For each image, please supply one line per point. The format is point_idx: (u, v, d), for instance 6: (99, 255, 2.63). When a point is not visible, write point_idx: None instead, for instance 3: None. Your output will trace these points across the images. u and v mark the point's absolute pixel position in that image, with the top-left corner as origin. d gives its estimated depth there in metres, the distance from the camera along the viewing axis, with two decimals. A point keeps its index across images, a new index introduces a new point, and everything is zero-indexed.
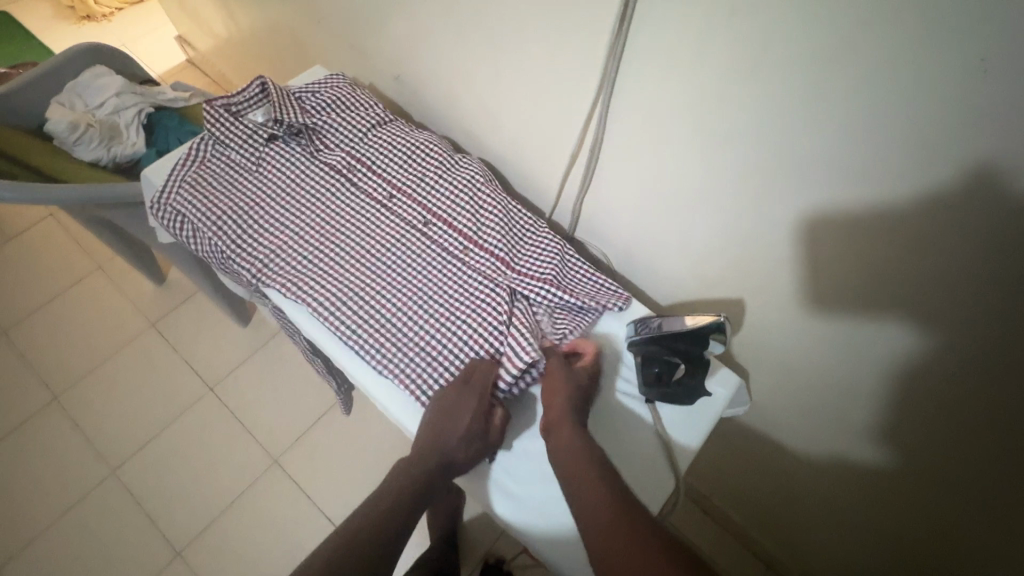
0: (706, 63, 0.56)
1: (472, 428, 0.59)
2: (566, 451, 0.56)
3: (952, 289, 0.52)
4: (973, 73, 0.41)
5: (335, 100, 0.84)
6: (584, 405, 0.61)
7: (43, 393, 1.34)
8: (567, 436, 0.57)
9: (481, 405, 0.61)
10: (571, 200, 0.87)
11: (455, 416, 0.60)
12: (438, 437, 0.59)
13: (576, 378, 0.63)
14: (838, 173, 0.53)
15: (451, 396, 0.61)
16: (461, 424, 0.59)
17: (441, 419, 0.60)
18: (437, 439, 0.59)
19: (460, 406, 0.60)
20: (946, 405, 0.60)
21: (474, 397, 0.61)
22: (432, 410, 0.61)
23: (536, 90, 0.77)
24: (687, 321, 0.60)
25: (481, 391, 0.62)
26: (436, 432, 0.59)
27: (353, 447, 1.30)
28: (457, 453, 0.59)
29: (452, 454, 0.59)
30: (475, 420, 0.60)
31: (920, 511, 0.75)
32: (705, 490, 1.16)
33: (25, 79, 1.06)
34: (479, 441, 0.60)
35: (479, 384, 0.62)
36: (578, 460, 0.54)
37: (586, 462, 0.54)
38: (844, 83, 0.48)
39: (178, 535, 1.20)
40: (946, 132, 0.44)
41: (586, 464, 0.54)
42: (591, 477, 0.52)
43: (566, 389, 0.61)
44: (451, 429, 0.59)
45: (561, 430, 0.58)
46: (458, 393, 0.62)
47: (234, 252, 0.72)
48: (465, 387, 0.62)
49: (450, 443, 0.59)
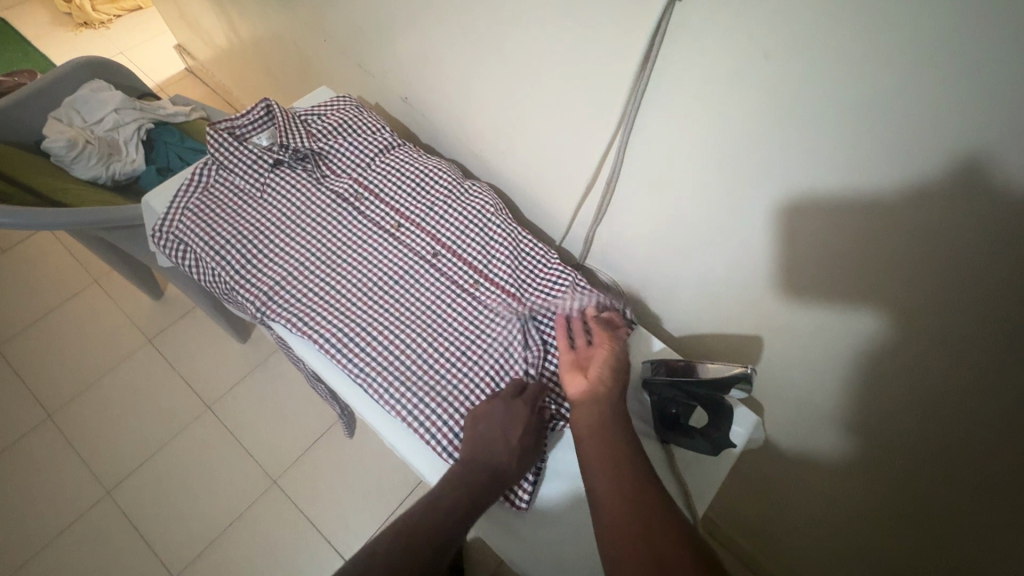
0: (729, 103, 0.54)
1: (523, 441, 0.59)
2: (587, 422, 0.53)
3: (981, 344, 0.50)
4: (1014, 133, 0.39)
5: (341, 123, 0.82)
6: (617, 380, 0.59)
7: (37, 411, 1.31)
8: (591, 406, 0.54)
9: (528, 414, 0.60)
10: (583, 227, 0.85)
11: (508, 427, 0.59)
12: (492, 447, 0.58)
13: (607, 354, 0.61)
14: (866, 221, 0.51)
15: (503, 406, 0.61)
16: (516, 434, 0.58)
17: (492, 430, 0.59)
18: (489, 448, 0.58)
19: (512, 418, 0.60)
20: (969, 454, 0.58)
21: (525, 407, 0.61)
22: (481, 421, 0.60)
23: (549, 118, 0.76)
24: (709, 368, 0.57)
25: (531, 403, 0.62)
26: (489, 442, 0.58)
27: (352, 468, 1.28)
28: (511, 465, 0.57)
29: (506, 463, 0.57)
30: (528, 432, 0.59)
31: (930, 555, 0.73)
32: (711, 516, 1.14)
33: (22, 95, 1.04)
34: (528, 455, 0.59)
35: (528, 396, 0.62)
36: (608, 431, 0.51)
37: (604, 433, 0.51)
38: (878, 135, 0.46)
39: (174, 559, 1.17)
40: (986, 189, 0.42)
41: (603, 435, 0.51)
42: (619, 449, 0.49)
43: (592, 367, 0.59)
44: (505, 437, 0.58)
45: (585, 402, 0.55)
46: (510, 403, 0.61)
47: (239, 283, 0.70)
48: (515, 399, 0.62)
49: (504, 454, 0.57)
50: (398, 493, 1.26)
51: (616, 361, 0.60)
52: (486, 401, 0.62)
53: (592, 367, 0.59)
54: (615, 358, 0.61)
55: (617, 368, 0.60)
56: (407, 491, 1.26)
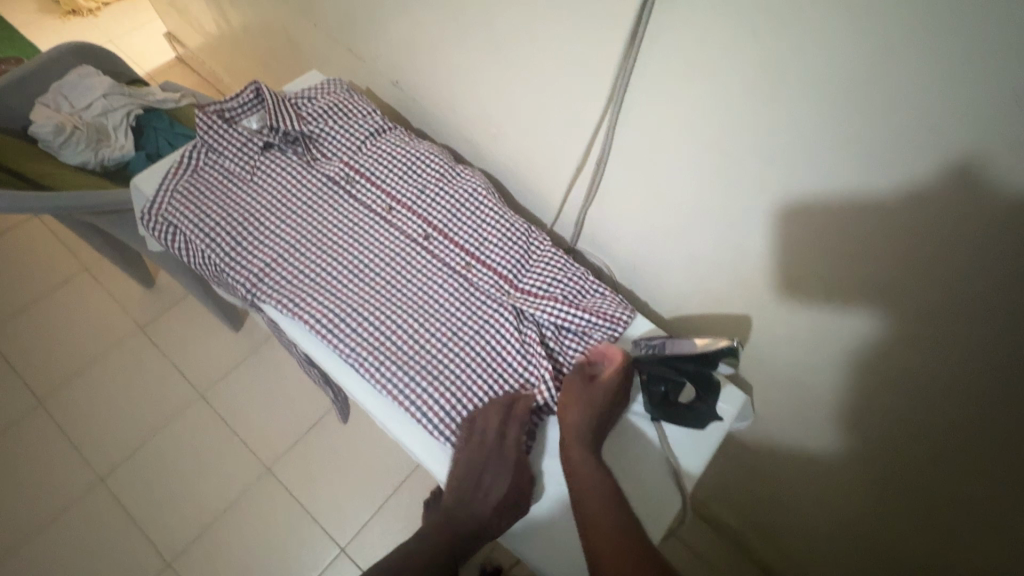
0: (718, 81, 0.54)
1: (507, 499, 0.58)
2: (583, 503, 0.53)
3: (962, 318, 0.51)
4: (996, 104, 0.39)
5: (331, 107, 0.81)
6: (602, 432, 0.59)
7: (28, 399, 1.31)
8: (584, 480, 0.54)
9: (513, 472, 0.58)
10: (574, 210, 0.86)
11: (492, 488, 0.57)
12: (474, 505, 0.57)
13: (589, 400, 0.59)
14: (852, 197, 0.52)
15: (488, 462, 0.58)
16: (497, 496, 0.57)
17: (475, 488, 0.57)
18: (470, 507, 0.57)
19: (496, 475, 0.58)
20: (953, 430, 0.59)
21: (510, 467, 0.58)
22: (464, 475, 0.58)
23: (539, 99, 0.76)
24: (696, 344, 0.60)
25: (516, 455, 0.59)
26: (470, 501, 0.57)
27: (346, 455, 1.28)
28: (493, 525, 0.57)
29: (487, 524, 0.57)
30: (512, 491, 0.58)
31: (918, 532, 0.75)
32: (704, 497, 1.16)
33: (8, 79, 1.03)
34: (512, 508, 0.58)
35: (512, 451, 0.59)
36: (590, 486, 0.53)
37: (591, 497, 0.53)
38: (862, 111, 0.46)
39: (169, 544, 1.18)
40: (965, 164, 0.43)
41: (601, 514, 0.51)
42: (602, 504, 0.52)
43: (573, 425, 0.58)
44: (487, 498, 0.57)
45: (577, 476, 0.55)
46: (495, 458, 0.58)
47: (228, 265, 0.70)
48: (500, 455, 0.59)
49: (486, 513, 0.57)
50: (393, 479, 1.26)
51: (598, 407, 0.59)
52: (467, 453, 0.59)
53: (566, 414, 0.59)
54: (598, 404, 0.59)
55: (599, 415, 0.59)
56: (402, 477, 1.27)
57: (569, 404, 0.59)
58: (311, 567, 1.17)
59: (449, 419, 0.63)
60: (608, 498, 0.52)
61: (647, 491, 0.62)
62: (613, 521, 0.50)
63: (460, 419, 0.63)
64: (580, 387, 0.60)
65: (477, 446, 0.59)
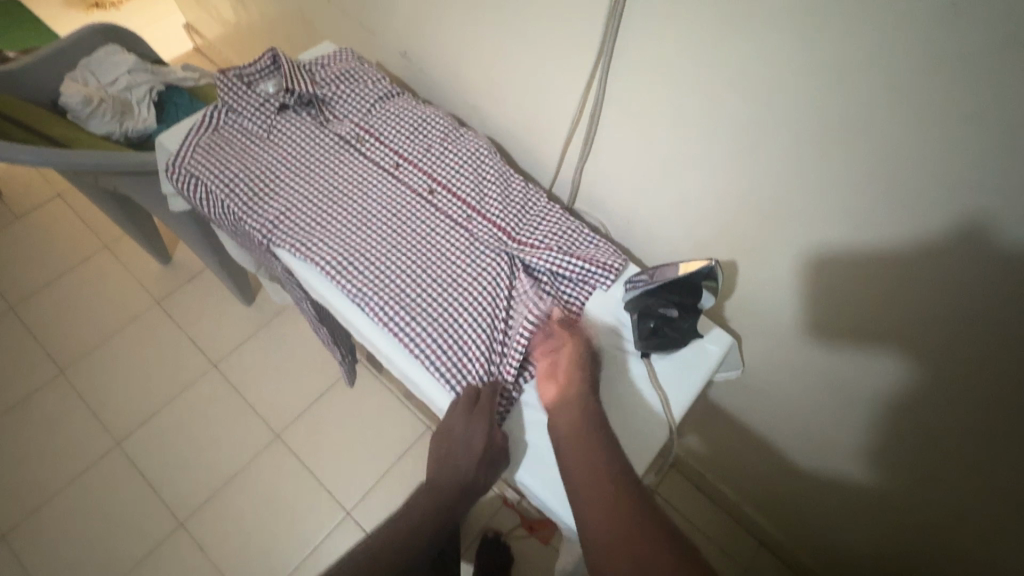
0: (702, 27, 0.58)
1: (486, 454, 0.60)
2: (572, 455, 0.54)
3: (932, 238, 0.54)
4: (946, 25, 0.43)
5: (343, 72, 0.86)
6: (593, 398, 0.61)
7: (51, 367, 1.37)
8: (577, 433, 0.56)
9: (488, 428, 0.60)
10: (570, 172, 0.89)
11: (468, 446, 0.59)
12: (457, 465, 0.60)
13: (583, 359, 0.63)
14: (824, 134, 0.55)
15: (459, 423, 0.60)
16: (476, 452, 0.59)
17: (454, 450, 0.60)
18: (454, 467, 0.60)
19: (472, 433, 0.60)
20: (928, 364, 0.62)
21: (483, 422, 0.60)
22: (443, 440, 0.61)
23: (537, 61, 0.79)
24: (678, 270, 0.64)
25: (489, 415, 0.61)
26: (452, 460, 0.60)
27: (353, 424, 1.32)
28: (477, 479, 0.60)
29: (471, 480, 0.59)
30: (490, 445, 0.60)
31: (903, 480, 0.77)
32: (698, 466, 1.19)
33: (40, 55, 1.09)
34: (493, 461, 0.60)
35: (484, 408, 0.61)
36: (582, 435, 0.55)
37: (583, 443, 0.55)
38: (829, 45, 0.50)
39: (181, 505, 1.22)
40: (921, 84, 0.47)
41: (591, 463, 0.53)
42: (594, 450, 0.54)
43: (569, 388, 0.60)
44: (466, 453, 0.59)
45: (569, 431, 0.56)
46: (468, 415, 0.61)
47: (246, 213, 0.75)
48: (472, 412, 0.61)
49: (468, 470, 0.59)
50: (398, 447, 1.30)
51: (591, 374, 0.63)
52: (446, 417, 0.62)
53: (563, 369, 0.63)
54: (591, 373, 0.63)
55: (592, 380, 0.62)
56: (406, 445, 1.30)
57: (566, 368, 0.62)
58: (318, 530, 1.20)
59: (455, 368, 0.66)
60: (597, 445, 0.54)
61: (635, 420, 0.65)
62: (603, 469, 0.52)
63: (471, 379, 0.65)
64: (575, 347, 0.64)
65: (451, 409, 0.62)
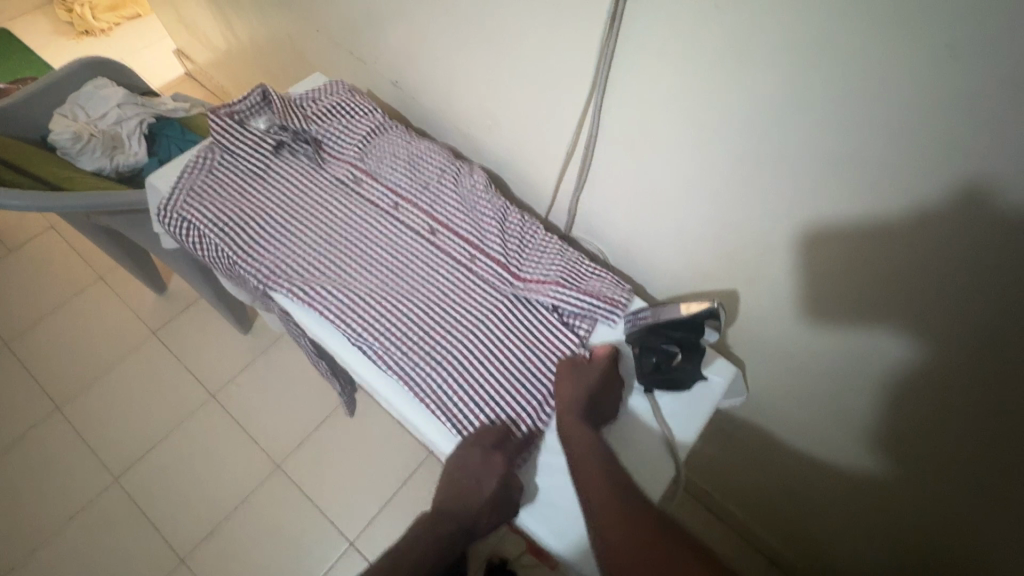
0: (695, 65, 0.57)
1: (497, 496, 0.58)
2: (577, 460, 0.55)
3: (939, 274, 0.53)
4: (944, 71, 0.42)
5: (335, 107, 0.86)
6: (597, 406, 0.61)
7: (46, 404, 1.35)
8: (583, 441, 0.56)
9: (504, 469, 0.59)
10: (567, 197, 0.88)
11: (481, 482, 0.58)
12: (465, 497, 0.58)
13: (582, 376, 0.63)
14: (825, 169, 0.54)
15: (477, 456, 0.59)
16: (488, 490, 0.58)
17: (467, 482, 0.59)
18: (462, 500, 0.59)
19: (487, 470, 0.59)
20: (939, 395, 0.61)
21: (501, 461, 0.59)
22: (457, 469, 0.60)
23: (532, 90, 0.78)
24: (682, 309, 0.60)
25: (508, 456, 0.60)
26: (463, 491, 0.59)
27: (356, 451, 1.31)
28: (481, 518, 0.58)
29: (476, 518, 0.58)
30: (502, 488, 0.58)
31: (919, 503, 0.76)
32: (707, 487, 1.18)
33: (27, 93, 1.08)
34: (501, 507, 0.59)
35: (505, 449, 0.60)
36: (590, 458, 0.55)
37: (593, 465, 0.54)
38: (825, 84, 0.49)
39: (183, 541, 1.20)
40: (921, 126, 0.46)
41: (596, 467, 0.54)
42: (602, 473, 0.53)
43: (572, 398, 0.61)
44: (478, 489, 0.58)
45: (573, 437, 0.57)
46: (486, 452, 0.60)
47: (240, 256, 0.74)
48: (493, 450, 0.60)
49: (476, 506, 0.58)
50: (401, 474, 1.28)
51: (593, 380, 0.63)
52: (463, 447, 0.61)
53: (563, 392, 0.62)
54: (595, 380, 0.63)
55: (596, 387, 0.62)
56: (409, 472, 1.29)
57: (565, 379, 0.63)
58: (323, 563, 1.18)
59: (461, 410, 0.65)
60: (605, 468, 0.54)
61: (643, 457, 0.64)
62: (605, 473, 0.53)
63: (477, 422, 0.64)
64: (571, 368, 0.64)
65: (469, 442, 0.61)
